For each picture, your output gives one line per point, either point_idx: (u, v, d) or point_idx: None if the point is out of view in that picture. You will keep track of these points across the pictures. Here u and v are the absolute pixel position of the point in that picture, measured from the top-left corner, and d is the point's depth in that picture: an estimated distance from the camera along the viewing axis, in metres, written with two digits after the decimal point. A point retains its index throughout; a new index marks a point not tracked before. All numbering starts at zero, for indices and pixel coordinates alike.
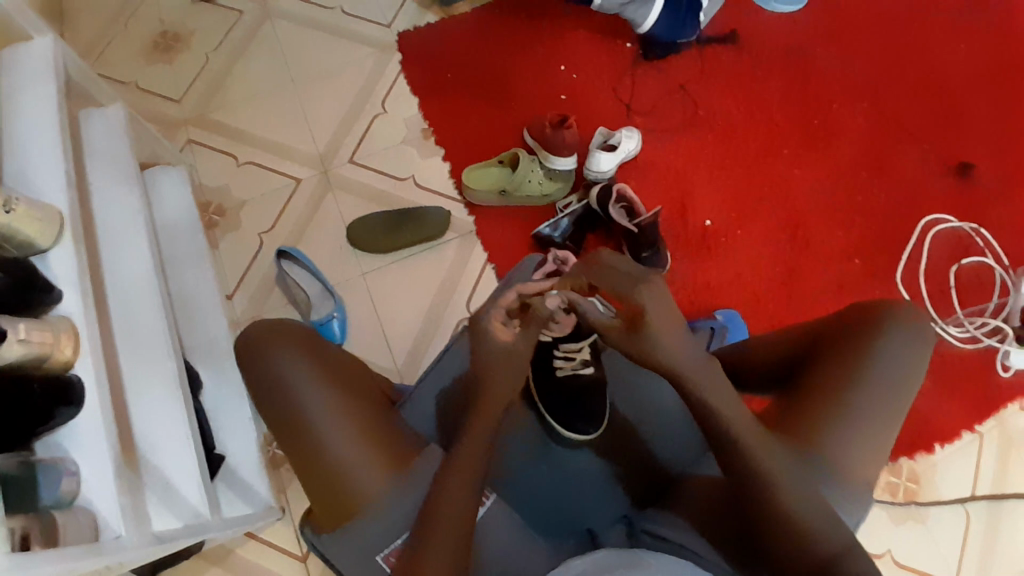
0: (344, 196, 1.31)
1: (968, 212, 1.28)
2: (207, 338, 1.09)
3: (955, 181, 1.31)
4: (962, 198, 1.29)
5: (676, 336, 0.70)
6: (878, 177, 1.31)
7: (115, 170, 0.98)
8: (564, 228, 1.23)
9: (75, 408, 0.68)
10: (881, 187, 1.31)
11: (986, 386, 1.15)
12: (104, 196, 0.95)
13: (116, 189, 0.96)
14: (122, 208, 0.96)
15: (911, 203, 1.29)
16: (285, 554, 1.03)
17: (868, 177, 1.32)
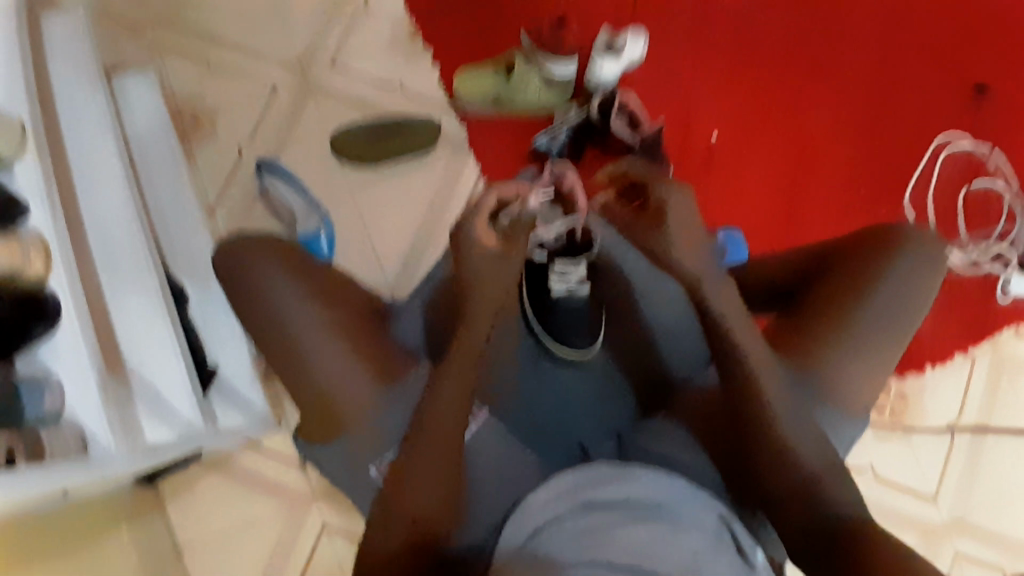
0: (327, 103, 1.22)
1: (985, 131, 1.21)
2: (189, 253, 1.04)
3: (976, 94, 1.22)
4: (980, 113, 1.21)
5: (695, 237, 0.72)
6: (896, 88, 1.23)
7: (78, 72, 0.89)
8: (562, 139, 1.16)
9: (51, 325, 0.66)
10: (896, 103, 1.22)
11: (983, 309, 1.14)
12: (66, 99, 0.88)
13: (80, 93, 0.88)
14: (86, 113, 0.88)
15: (927, 118, 1.22)
16: (280, 461, 1.04)
17: (881, 92, 1.23)
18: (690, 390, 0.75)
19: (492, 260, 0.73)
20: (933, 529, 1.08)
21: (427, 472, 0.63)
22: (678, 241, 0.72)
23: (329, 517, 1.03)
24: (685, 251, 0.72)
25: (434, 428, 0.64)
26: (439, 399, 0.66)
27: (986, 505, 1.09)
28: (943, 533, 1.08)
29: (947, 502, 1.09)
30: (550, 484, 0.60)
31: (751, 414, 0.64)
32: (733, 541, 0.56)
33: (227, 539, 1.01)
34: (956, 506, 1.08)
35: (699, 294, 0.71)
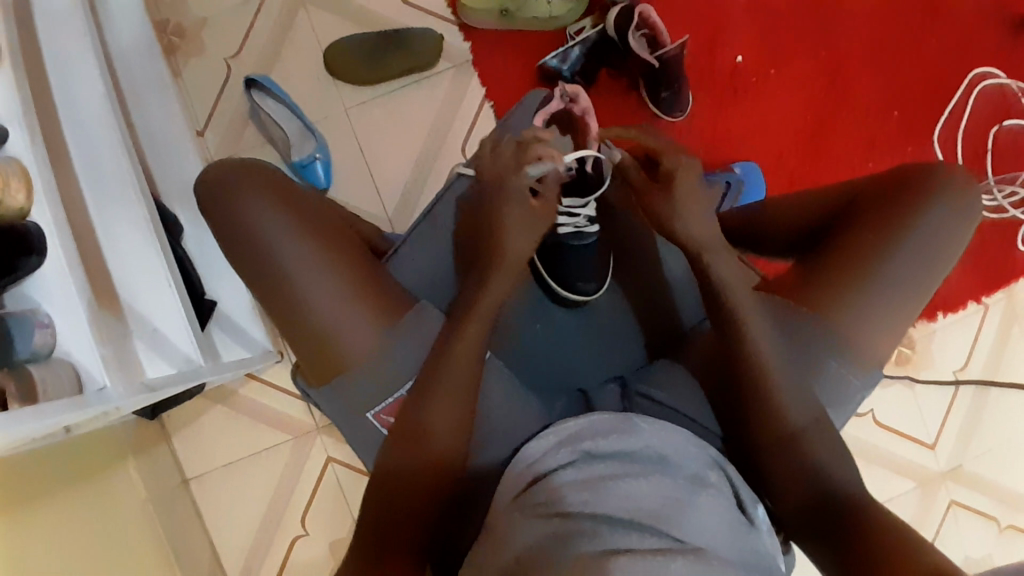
0: (320, 15, 1.12)
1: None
2: (182, 179, 0.99)
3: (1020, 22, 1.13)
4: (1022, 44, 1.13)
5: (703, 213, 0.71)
6: (937, 12, 1.13)
7: None
8: (574, 59, 1.07)
9: (39, 258, 0.62)
10: (938, 24, 1.13)
11: (1004, 257, 1.10)
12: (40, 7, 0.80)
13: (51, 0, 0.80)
14: (61, 23, 0.80)
15: (967, 47, 1.13)
16: (284, 393, 1.06)
17: (926, 12, 1.13)
18: (693, 341, 0.73)
19: (521, 226, 0.72)
20: (930, 477, 1.09)
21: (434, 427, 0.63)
22: (689, 213, 0.71)
23: (333, 449, 1.06)
24: (692, 219, 0.71)
25: (446, 387, 0.64)
26: (453, 359, 0.65)
27: (983, 453, 1.10)
28: (939, 481, 1.09)
29: (945, 451, 1.09)
30: (554, 430, 0.60)
31: (748, 375, 0.64)
32: (731, 489, 0.58)
33: (235, 466, 1.05)
34: (954, 455, 1.09)
35: (700, 260, 0.70)
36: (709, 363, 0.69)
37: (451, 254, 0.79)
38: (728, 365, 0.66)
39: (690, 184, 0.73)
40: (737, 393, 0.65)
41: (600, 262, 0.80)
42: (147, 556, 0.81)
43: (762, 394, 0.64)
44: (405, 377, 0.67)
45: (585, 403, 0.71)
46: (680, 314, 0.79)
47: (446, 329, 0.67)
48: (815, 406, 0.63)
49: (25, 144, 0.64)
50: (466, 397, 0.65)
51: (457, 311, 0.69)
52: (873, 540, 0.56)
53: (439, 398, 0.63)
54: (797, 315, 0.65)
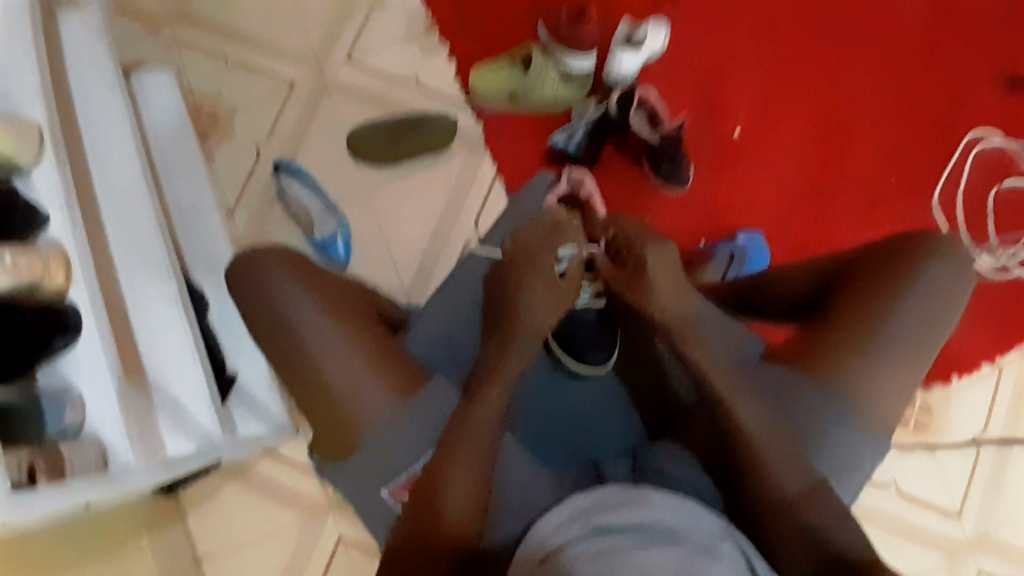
0: (343, 101, 1.21)
1: (1018, 128, 1.16)
2: (209, 255, 1.05)
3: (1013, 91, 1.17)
4: (1015, 109, 1.16)
5: (675, 296, 0.73)
6: (930, 84, 1.18)
7: (93, 77, 0.89)
8: (579, 139, 1.13)
9: (73, 335, 0.66)
10: (929, 91, 1.18)
11: (1016, 316, 1.10)
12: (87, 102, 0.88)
13: (97, 98, 0.88)
14: (103, 117, 0.88)
15: (961, 116, 1.17)
16: (296, 470, 1.06)
17: (918, 81, 1.18)
18: (692, 420, 0.71)
19: (548, 298, 0.75)
20: (957, 545, 1.05)
21: (456, 486, 0.63)
22: (660, 295, 0.73)
23: (346, 530, 1.04)
24: (665, 299, 0.73)
25: (466, 445, 0.65)
26: (470, 428, 0.66)
27: (1014, 522, 1.05)
28: (967, 550, 1.05)
29: (971, 518, 1.05)
30: (566, 503, 0.60)
31: (745, 444, 0.64)
32: (745, 560, 0.57)
33: (246, 542, 1.04)
34: (982, 522, 1.05)
35: (681, 347, 0.71)
36: (712, 437, 0.68)
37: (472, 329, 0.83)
38: (722, 436, 0.66)
39: (660, 271, 0.74)
40: (736, 463, 0.65)
41: (610, 335, 0.83)
42: None
43: (761, 464, 0.63)
44: (427, 440, 0.67)
45: (596, 473, 0.71)
46: (675, 387, 0.75)
47: (462, 402, 0.69)
48: (813, 474, 0.62)
49: (66, 225, 0.67)
50: (486, 457, 0.66)
51: (474, 385, 0.71)
52: None
53: (457, 459, 0.64)
54: (793, 382, 0.67)
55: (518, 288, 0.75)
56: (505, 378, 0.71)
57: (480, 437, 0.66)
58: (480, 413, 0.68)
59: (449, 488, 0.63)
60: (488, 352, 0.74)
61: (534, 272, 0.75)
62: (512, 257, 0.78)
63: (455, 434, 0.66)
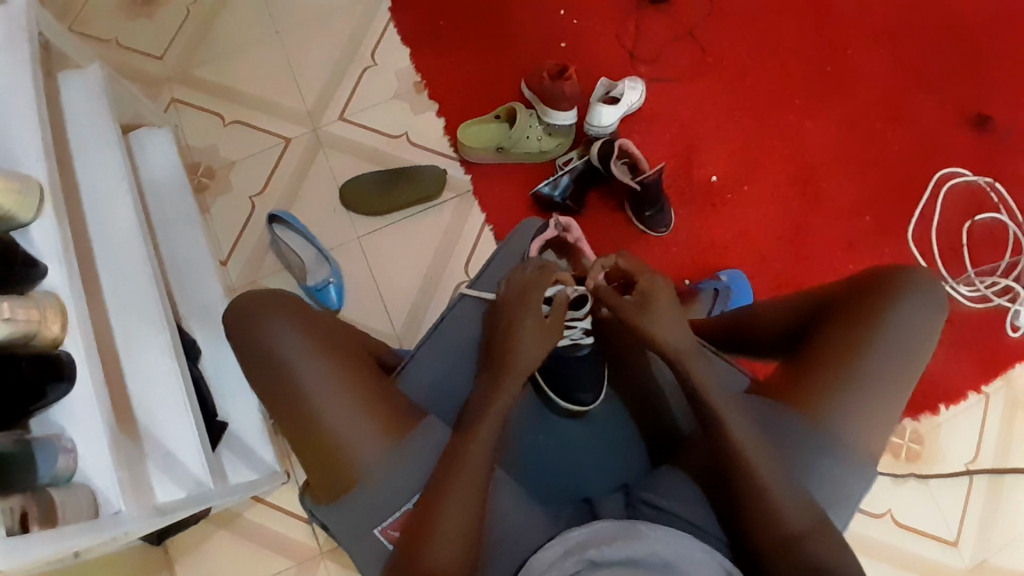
0: (336, 155, 1.26)
1: (986, 166, 1.23)
2: (203, 305, 1.07)
3: (972, 131, 1.25)
4: (976, 149, 1.24)
5: (672, 321, 0.75)
6: (894, 128, 1.25)
7: (99, 137, 0.92)
8: (564, 186, 1.18)
9: (68, 384, 0.65)
10: (896, 135, 1.25)
11: (995, 344, 1.13)
12: (90, 161, 0.91)
13: (101, 156, 0.92)
14: (106, 174, 0.91)
15: (926, 156, 1.24)
16: (290, 517, 1.06)
17: (882, 126, 1.26)
18: (688, 449, 0.74)
19: (536, 334, 0.77)
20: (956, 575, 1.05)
21: (452, 526, 0.62)
22: (661, 325, 0.75)
23: None
24: (663, 326, 0.75)
25: (459, 484, 0.64)
26: (464, 465, 0.66)
27: (1010, 549, 1.06)
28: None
29: (968, 545, 1.06)
30: (559, 540, 0.60)
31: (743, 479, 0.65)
32: None
33: None
34: (979, 550, 1.06)
35: (681, 367, 0.72)
36: (707, 466, 0.70)
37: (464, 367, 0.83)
38: (719, 470, 0.67)
39: (665, 300, 0.77)
40: (733, 498, 0.65)
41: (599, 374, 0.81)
42: None
43: (758, 498, 0.64)
44: (420, 477, 0.68)
45: (589, 511, 0.71)
46: (670, 411, 0.80)
47: (455, 437, 0.69)
48: (812, 505, 0.63)
49: (62, 276, 0.69)
50: (479, 495, 0.65)
51: (466, 422, 0.71)
52: None
53: (453, 496, 0.64)
54: (785, 414, 0.68)
55: (508, 326, 0.78)
56: (495, 417, 0.70)
57: (473, 476, 0.65)
58: (473, 451, 0.67)
59: (445, 526, 0.62)
60: (479, 389, 0.75)
61: (523, 311, 0.78)
62: (508, 293, 0.81)
63: (446, 473, 0.65)
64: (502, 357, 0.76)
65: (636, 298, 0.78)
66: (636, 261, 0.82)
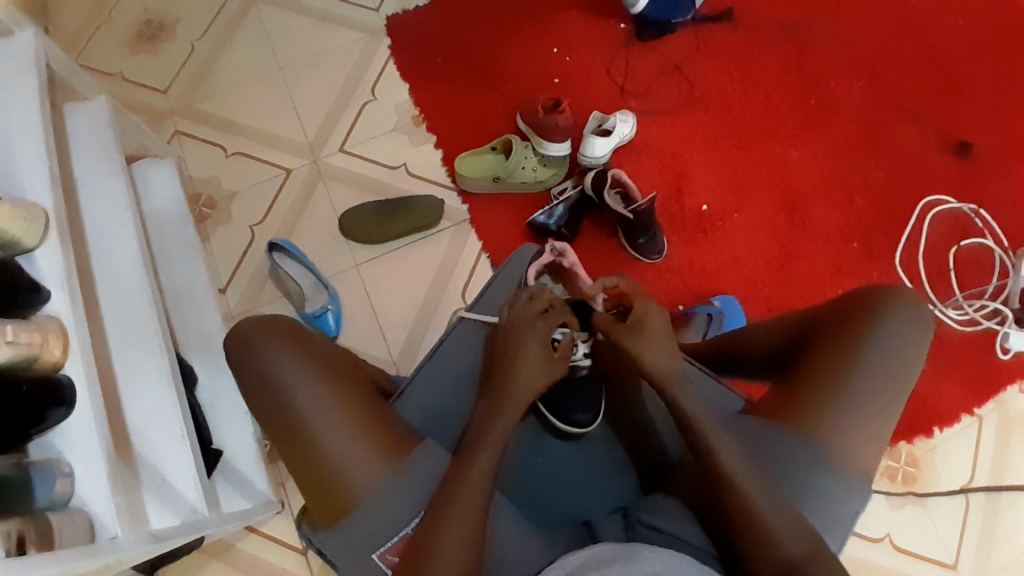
0: (335, 185, 1.29)
1: (970, 193, 1.27)
2: (200, 332, 1.08)
3: (954, 158, 1.29)
4: (959, 176, 1.28)
5: (667, 354, 0.76)
6: (877, 156, 1.30)
7: (103, 167, 0.95)
8: (559, 215, 1.21)
9: (67, 409, 0.66)
10: (879, 164, 1.29)
11: (986, 366, 1.15)
12: (94, 191, 0.93)
13: (105, 185, 0.94)
14: (110, 202, 0.93)
15: (911, 183, 1.28)
16: (282, 546, 1.04)
17: (866, 155, 1.30)
18: (680, 475, 0.74)
19: (540, 362, 0.78)
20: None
21: (447, 557, 0.62)
22: (652, 352, 0.76)
23: None
24: (657, 355, 0.76)
25: (457, 511, 0.64)
26: (467, 484, 0.66)
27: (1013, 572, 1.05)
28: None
29: (968, 569, 1.05)
30: (559, 563, 0.59)
31: (733, 503, 0.65)
32: None
33: None
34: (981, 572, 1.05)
35: (670, 396, 0.73)
36: (697, 493, 0.69)
37: (463, 391, 0.84)
38: (708, 492, 0.67)
39: (659, 328, 0.78)
40: (726, 521, 0.65)
41: (598, 396, 0.82)
42: None
43: (748, 526, 0.63)
44: (417, 502, 0.67)
45: (588, 533, 0.71)
46: (659, 435, 0.80)
47: (455, 459, 0.70)
48: (808, 530, 0.63)
49: (65, 300, 0.70)
50: (474, 522, 0.65)
51: (465, 448, 0.71)
52: None
53: (454, 515, 0.64)
54: (775, 433, 0.69)
55: (514, 349, 0.78)
56: (496, 443, 0.71)
57: (474, 497, 0.66)
58: (473, 472, 0.67)
59: (441, 556, 0.62)
60: (479, 411, 0.75)
61: (531, 335, 0.79)
62: (509, 323, 0.81)
63: (442, 504, 0.65)
64: (502, 382, 0.76)
65: (630, 324, 0.79)
66: (636, 287, 0.83)
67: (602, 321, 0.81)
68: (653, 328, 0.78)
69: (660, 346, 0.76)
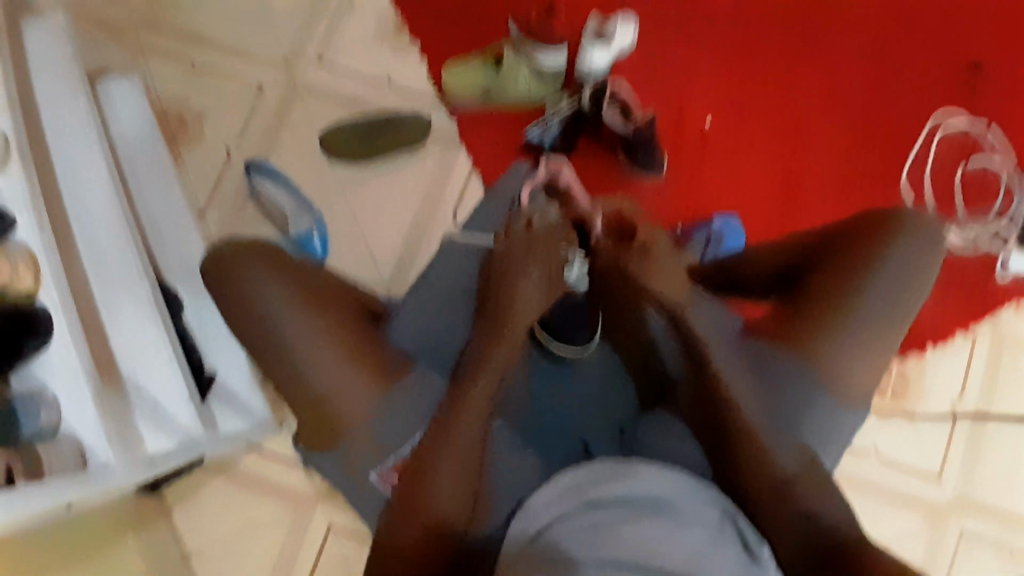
0: (314, 101, 1.20)
1: (985, 108, 1.20)
2: (185, 260, 1.00)
3: (974, 73, 1.21)
4: (975, 91, 1.20)
5: (674, 277, 0.73)
6: (892, 70, 1.22)
7: (61, 82, 0.86)
8: (554, 132, 1.15)
9: (46, 338, 0.64)
10: (893, 78, 1.22)
11: (986, 285, 1.14)
12: (55, 108, 0.85)
13: (64, 101, 0.86)
14: (72, 120, 0.85)
15: (924, 98, 1.21)
16: (282, 463, 1.03)
17: (880, 67, 1.22)
18: (680, 392, 0.74)
19: (539, 287, 0.75)
20: (939, 507, 1.08)
21: (448, 478, 0.63)
22: (659, 279, 0.73)
23: (335, 515, 1.02)
24: (662, 281, 0.73)
25: (456, 435, 0.64)
26: (464, 410, 0.66)
27: (993, 482, 1.09)
28: (949, 511, 1.07)
29: (953, 482, 1.08)
30: (553, 483, 0.59)
31: (732, 424, 0.65)
32: (736, 534, 0.54)
33: (231, 543, 1.00)
34: (961, 482, 1.08)
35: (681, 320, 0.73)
36: (697, 413, 0.69)
37: (457, 317, 0.82)
38: (709, 411, 0.67)
39: (664, 251, 0.75)
40: (725, 444, 0.65)
41: (593, 316, 0.83)
42: None
43: (748, 447, 0.63)
44: (414, 427, 0.67)
45: (582, 451, 0.72)
46: (665, 363, 0.77)
47: (454, 385, 0.69)
48: (801, 450, 0.64)
49: (32, 226, 0.65)
50: (474, 448, 0.65)
51: (461, 375, 0.69)
52: None
53: (452, 439, 0.64)
54: (776, 357, 0.68)
55: (512, 275, 0.75)
56: (493, 370, 0.70)
57: (472, 425, 0.65)
58: (473, 397, 0.67)
59: (442, 478, 0.63)
60: (477, 339, 0.73)
61: (530, 259, 0.75)
62: (505, 245, 0.78)
63: (441, 427, 0.65)
64: (502, 309, 0.74)
65: (635, 247, 0.75)
66: (639, 210, 0.79)
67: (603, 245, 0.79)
68: (660, 251, 0.74)
69: (666, 271, 0.74)
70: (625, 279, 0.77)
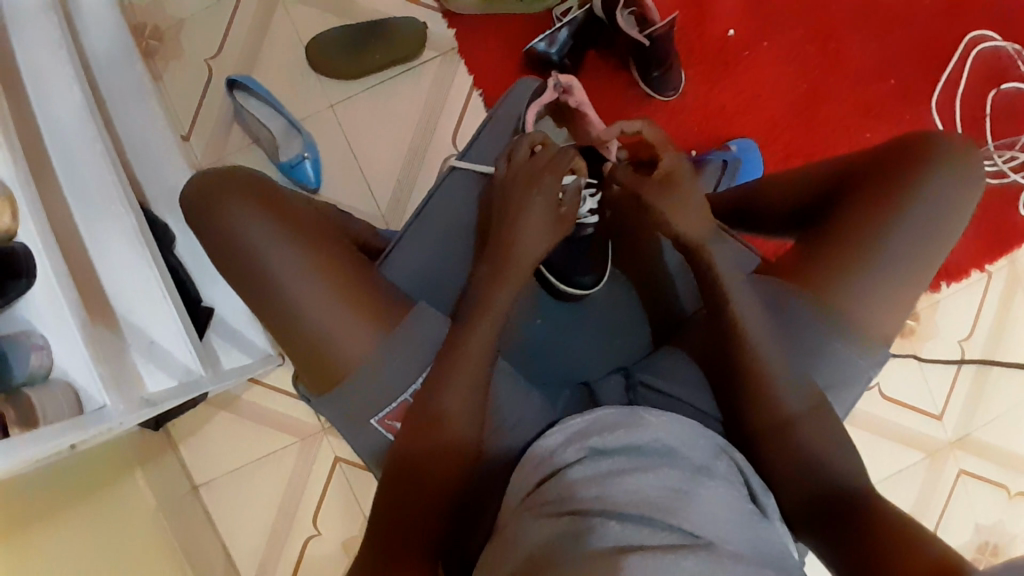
0: (299, 9, 1.09)
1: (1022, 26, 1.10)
2: (169, 189, 0.95)
3: None
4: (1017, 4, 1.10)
5: (696, 212, 0.68)
6: None
7: None
8: (562, 42, 1.03)
9: (28, 281, 0.60)
10: None
11: (1011, 219, 1.09)
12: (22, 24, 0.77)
13: (30, 16, 0.78)
14: (41, 39, 0.78)
15: (963, 10, 1.10)
16: (286, 396, 1.05)
17: None
18: (690, 333, 0.72)
19: (545, 221, 0.70)
20: (937, 448, 1.09)
21: (452, 420, 0.62)
22: (682, 214, 0.68)
23: (340, 449, 1.05)
24: (682, 216, 0.68)
25: (458, 378, 0.63)
26: (465, 353, 0.64)
27: (991, 420, 1.10)
28: (946, 451, 1.09)
29: (952, 421, 1.10)
30: (561, 428, 0.59)
31: (742, 366, 0.63)
32: (743, 480, 0.57)
33: (241, 474, 1.05)
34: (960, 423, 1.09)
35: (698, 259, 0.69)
36: (709, 354, 0.68)
37: (457, 254, 0.78)
38: (719, 354, 0.66)
39: (688, 182, 0.69)
40: (735, 389, 0.64)
41: (601, 257, 0.80)
42: (156, 551, 0.84)
43: (755, 390, 0.62)
44: (418, 367, 0.65)
45: (587, 395, 0.69)
46: (681, 303, 0.77)
47: (455, 325, 0.66)
48: (812, 393, 0.63)
49: (5, 161, 0.61)
50: (479, 390, 0.64)
51: (462, 315, 0.67)
52: (876, 533, 0.55)
53: (456, 382, 0.63)
54: (791, 299, 0.65)
55: (515, 211, 0.70)
56: (497, 310, 0.67)
57: (474, 367, 0.63)
58: (476, 339, 0.65)
59: (447, 420, 0.62)
60: (478, 278, 0.70)
61: (535, 190, 0.70)
62: (509, 173, 0.73)
63: (441, 370, 0.63)
64: (503, 244, 0.69)
65: (658, 178, 0.70)
66: (662, 133, 0.70)
67: (621, 172, 0.74)
68: (687, 180, 0.69)
69: (690, 205, 0.69)
70: (643, 208, 0.74)
